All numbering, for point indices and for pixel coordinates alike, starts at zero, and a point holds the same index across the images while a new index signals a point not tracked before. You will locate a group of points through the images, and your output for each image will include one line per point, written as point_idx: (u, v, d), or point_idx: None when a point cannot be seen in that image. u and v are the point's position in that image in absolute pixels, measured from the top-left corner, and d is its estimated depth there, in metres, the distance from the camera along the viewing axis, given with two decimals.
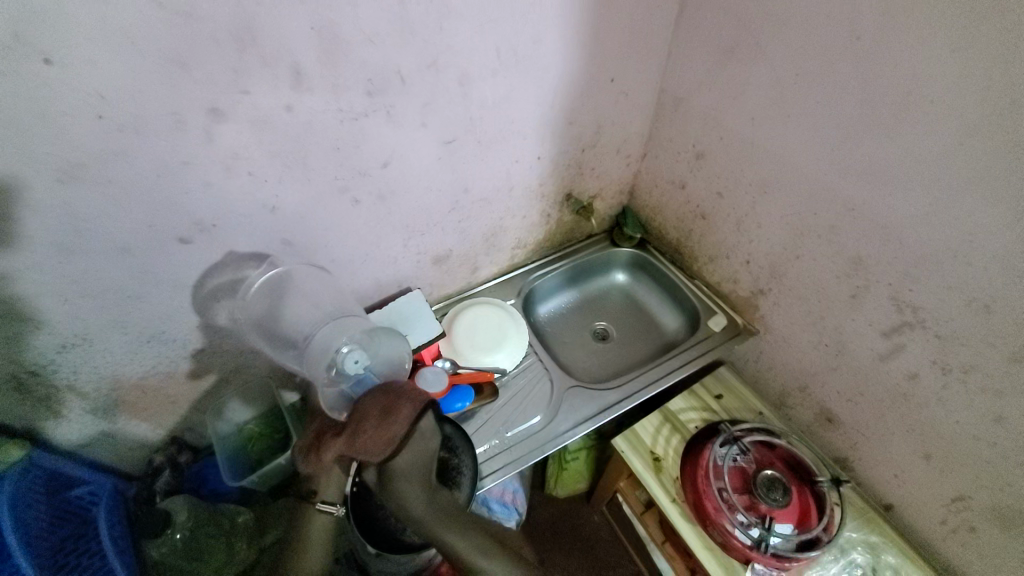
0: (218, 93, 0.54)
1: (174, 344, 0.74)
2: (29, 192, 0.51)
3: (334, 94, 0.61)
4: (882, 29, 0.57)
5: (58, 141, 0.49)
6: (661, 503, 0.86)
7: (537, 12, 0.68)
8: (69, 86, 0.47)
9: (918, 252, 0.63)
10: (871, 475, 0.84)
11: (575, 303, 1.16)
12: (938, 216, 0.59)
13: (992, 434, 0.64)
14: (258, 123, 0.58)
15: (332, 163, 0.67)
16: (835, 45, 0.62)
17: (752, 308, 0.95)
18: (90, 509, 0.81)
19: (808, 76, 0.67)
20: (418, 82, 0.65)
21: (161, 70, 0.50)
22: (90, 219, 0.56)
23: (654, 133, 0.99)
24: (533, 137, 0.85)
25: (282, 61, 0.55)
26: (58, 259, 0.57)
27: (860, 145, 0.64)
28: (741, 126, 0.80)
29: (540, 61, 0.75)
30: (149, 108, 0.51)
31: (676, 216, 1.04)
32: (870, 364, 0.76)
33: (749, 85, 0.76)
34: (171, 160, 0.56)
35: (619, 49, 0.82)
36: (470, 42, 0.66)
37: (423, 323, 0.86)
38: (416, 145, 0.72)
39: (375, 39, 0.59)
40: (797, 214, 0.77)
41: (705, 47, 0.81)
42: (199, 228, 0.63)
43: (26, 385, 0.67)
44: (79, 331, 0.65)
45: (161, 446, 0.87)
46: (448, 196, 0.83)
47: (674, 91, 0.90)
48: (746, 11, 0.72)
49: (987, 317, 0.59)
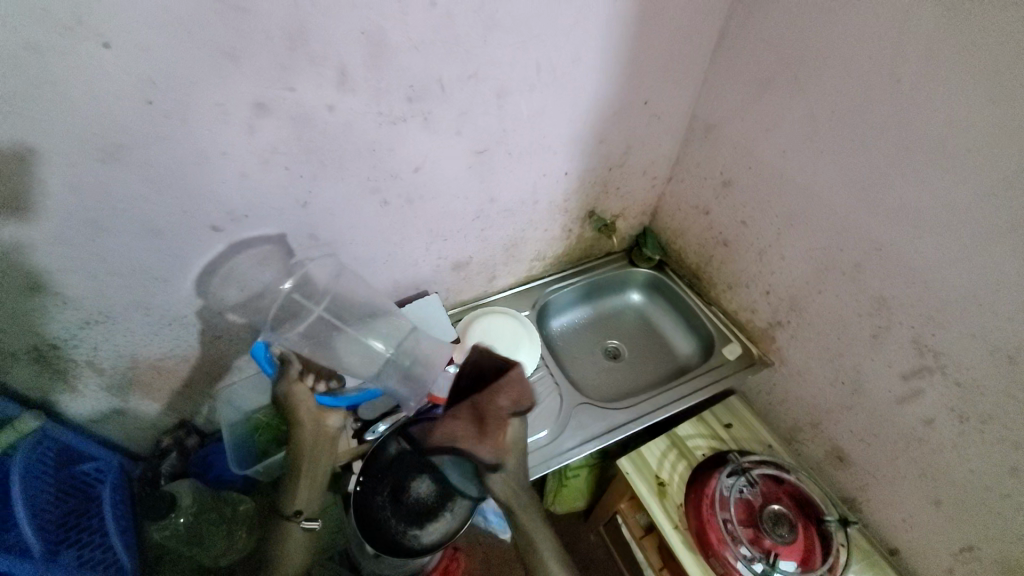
0: (264, 89, 0.55)
1: (193, 328, 0.75)
2: (74, 171, 0.52)
3: (375, 97, 0.62)
4: (923, 74, 0.57)
5: (106, 123, 0.51)
6: (664, 529, 0.86)
7: (578, 31, 0.69)
8: (123, 72, 0.48)
9: (943, 297, 0.63)
10: (879, 519, 0.82)
11: (589, 319, 1.16)
12: (968, 263, 0.59)
13: (1008, 488, 0.62)
14: (299, 119, 0.59)
15: (366, 164, 0.68)
16: (873, 86, 0.63)
17: (768, 339, 0.95)
18: (96, 486, 0.82)
19: (843, 114, 0.67)
20: (457, 91, 0.66)
21: (211, 62, 0.51)
22: (127, 200, 0.57)
23: (682, 157, 1.00)
24: (562, 152, 0.85)
25: (329, 62, 0.56)
26: (92, 236, 0.58)
27: (890, 187, 0.64)
28: (771, 157, 0.81)
29: (576, 79, 0.75)
30: (197, 99, 0.53)
31: (697, 241, 1.04)
32: (886, 406, 0.75)
33: (783, 118, 0.76)
34: (211, 149, 0.57)
35: (654, 72, 0.82)
36: (511, 56, 0.67)
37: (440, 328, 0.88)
38: (449, 152, 0.73)
39: (420, 47, 0.60)
40: (822, 249, 0.77)
41: (740, 77, 0.81)
42: (231, 217, 0.65)
43: (48, 358, 0.68)
44: (103, 309, 0.66)
45: (169, 429, 0.88)
46: (475, 204, 0.83)
47: (706, 118, 0.91)
48: (785, 45, 0.72)
49: (1010, 369, 0.58)
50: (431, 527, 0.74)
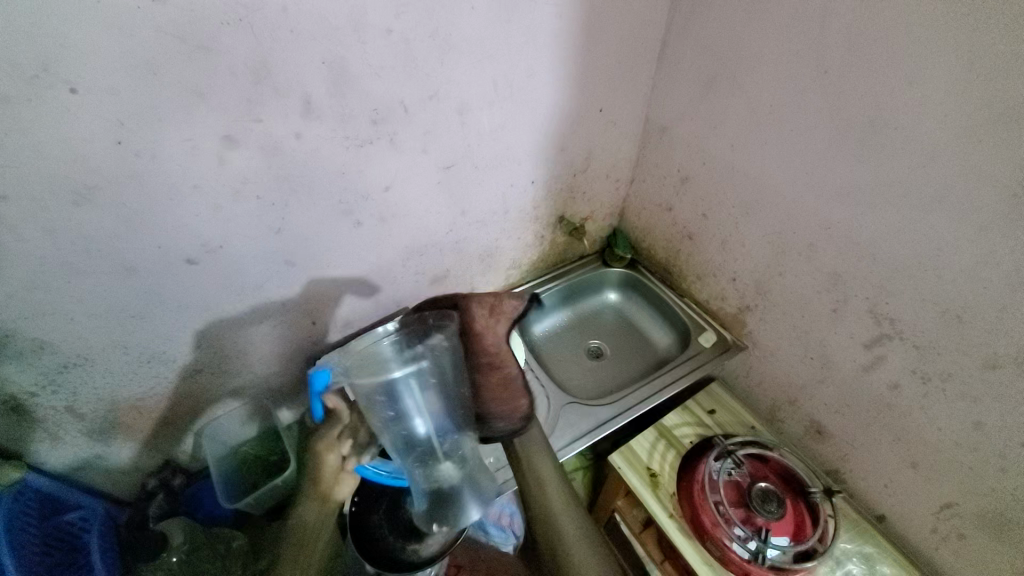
0: (232, 121, 0.57)
1: (173, 363, 0.75)
2: (45, 214, 0.53)
3: (341, 123, 0.64)
4: (845, 63, 0.62)
5: (75, 165, 0.52)
6: (660, 519, 0.87)
7: (530, 48, 0.73)
8: (90, 114, 0.49)
9: (891, 266, 0.67)
10: (863, 487, 0.86)
11: (569, 322, 1.19)
12: (909, 232, 0.63)
13: (973, 440, 0.66)
14: (268, 148, 0.61)
15: (337, 187, 0.70)
16: (804, 78, 0.68)
17: (740, 324, 0.99)
18: (81, 536, 0.79)
19: (781, 105, 0.72)
20: (419, 111, 0.69)
21: (179, 100, 0.53)
22: (100, 239, 0.58)
23: (641, 159, 1.04)
24: (527, 162, 0.89)
25: (293, 92, 0.59)
26: (66, 278, 0.58)
27: (831, 169, 0.69)
28: (722, 152, 0.85)
29: (533, 92, 0.79)
30: (166, 135, 0.54)
31: (665, 237, 1.08)
32: (854, 376, 0.79)
33: (728, 115, 0.81)
34: (182, 183, 0.58)
35: (606, 81, 0.87)
36: (468, 74, 0.70)
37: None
38: (417, 170, 0.76)
39: (381, 72, 0.63)
40: (778, 233, 0.81)
41: (686, 80, 0.86)
42: (205, 249, 0.65)
43: (24, 407, 0.67)
44: (81, 351, 0.65)
45: (152, 470, 0.86)
46: (447, 218, 0.86)
47: (659, 120, 0.96)
48: (722, 47, 0.78)
49: (959, 327, 0.63)
50: (429, 540, 0.72)
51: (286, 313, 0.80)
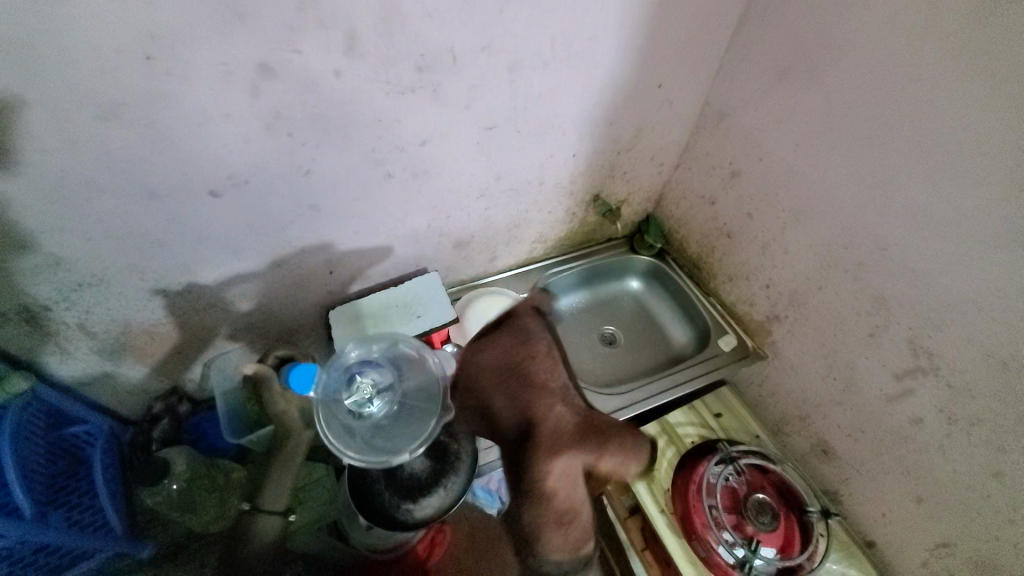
0: (270, 49, 0.53)
1: (187, 294, 0.73)
2: (69, 127, 0.50)
3: (385, 66, 0.60)
4: (945, 72, 0.56)
5: (100, 77, 0.48)
6: (651, 512, 0.88)
7: (597, 8, 0.67)
8: (121, 23, 0.45)
9: (944, 300, 0.63)
10: (858, 511, 0.85)
11: (586, 304, 1.16)
12: (972, 267, 0.59)
13: (987, 487, 0.64)
14: (304, 84, 0.57)
15: (372, 135, 0.66)
16: (895, 82, 0.61)
17: (764, 332, 0.96)
18: (85, 449, 0.81)
19: (859, 109, 0.66)
20: (469, 64, 0.64)
21: (214, 18, 0.48)
22: (124, 160, 0.55)
23: (691, 145, 0.98)
24: (572, 133, 0.84)
25: (339, 24, 0.54)
26: (85, 196, 0.56)
27: (902, 187, 0.64)
28: (783, 150, 0.80)
29: (592, 57, 0.73)
30: (198, 56, 0.50)
31: (701, 231, 1.03)
32: (876, 404, 0.76)
33: (797, 111, 0.75)
34: (211, 111, 0.55)
35: (670, 55, 0.80)
36: (526, 29, 0.64)
37: (438, 307, 0.86)
38: (457, 128, 0.71)
39: (434, 15, 0.57)
40: (826, 246, 0.77)
41: (757, 66, 0.80)
42: (229, 183, 0.62)
43: (37, 319, 0.66)
44: (96, 272, 0.64)
45: (160, 395, 0.87)
46: (480, 182, 0.82)
47: (718, 105, 0.89)
48: (807, 35, 0.70)
49: (1002, 373, 0.59)
50: (424, 503, 0.72)
51: (306, 259, 0.78)
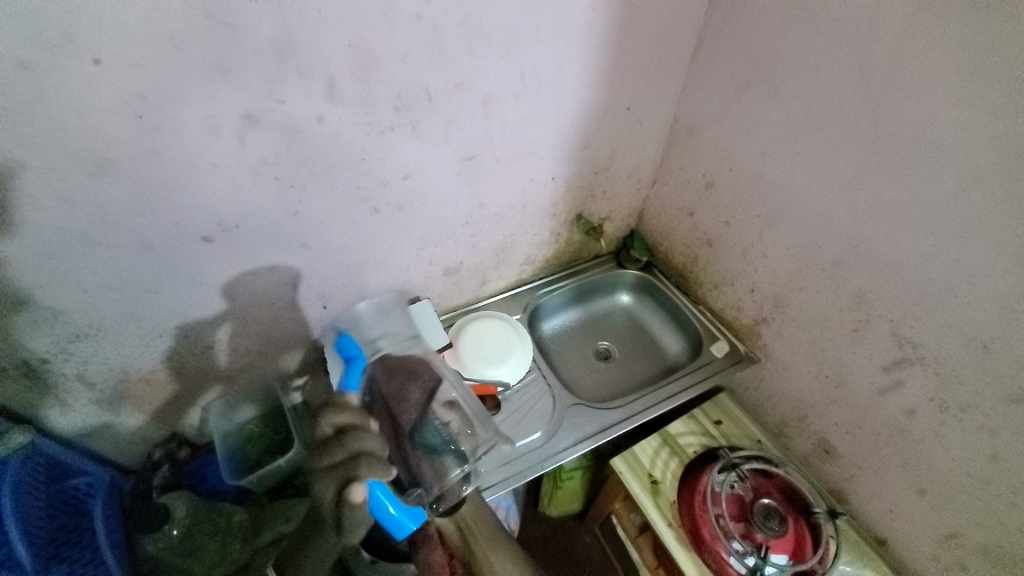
0: (255, 101, 0.56)
1: (184, 338, 0.75)
2: (64, 184, 0.52)
3: (364, 108, 0.63)
4: (891, 76, 0.60)
5: (94, 136, 0.51)
6: (658, 526, 0.86)
7: (561, 41, 0.71)
8: (111, 86, 0.49)
9: (918, 291, 0.65)
10: (867, 510, 0.84)
11: (580, 321, 1.18)
12: (940, 257, 0.61)
13: (986, 472, 0.64)
14: (289, 130, 0.60)
15: (356, 173, 0.69)
16: (846, 88, 0.65)
17: (754, 335, 0.97)
18: (86, 501, 0.80)
19: (816, 117, 0.70)
20: (444, 100, 0.68)
21: (201, 76, 0.52)
22: (119, 212, 0.57)
23: (665, 161, 1.02)
24: (549, 158, 0.87)
25: (318, 73, 0.57)
26: (81, 248, 0.58)
27: (865, 186, 0.67)
28: (750, 159, 0.83)
29: (560, 86, 0.77)
30: (186, 112, 0.53)
31: (683, 242, 1.06)
32: (869, 398, 0.77)
33: (760, 121, 0.79)
34: (201, 161, 0.58)
35: (636, 78, 0.85)
36: (496, 66, 0.68)
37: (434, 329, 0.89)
38: (437, 161, 0.75)
39: (407, 58, 0.61)
40: (803, 248, 0.79)
41: (718, 83, 0.84)
42: (221, 227, 0.65)
43: (37, 372, 0.67)
44: (94, 321, 0.66)
45: (159, 441, 0.88)
46: (464, 210, 0.85)
47: (687, 122, 0.93)
48: (761, 52, 0.75)
49: (982, 357, 0.61)
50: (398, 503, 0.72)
51: (299, 296, 0.80)
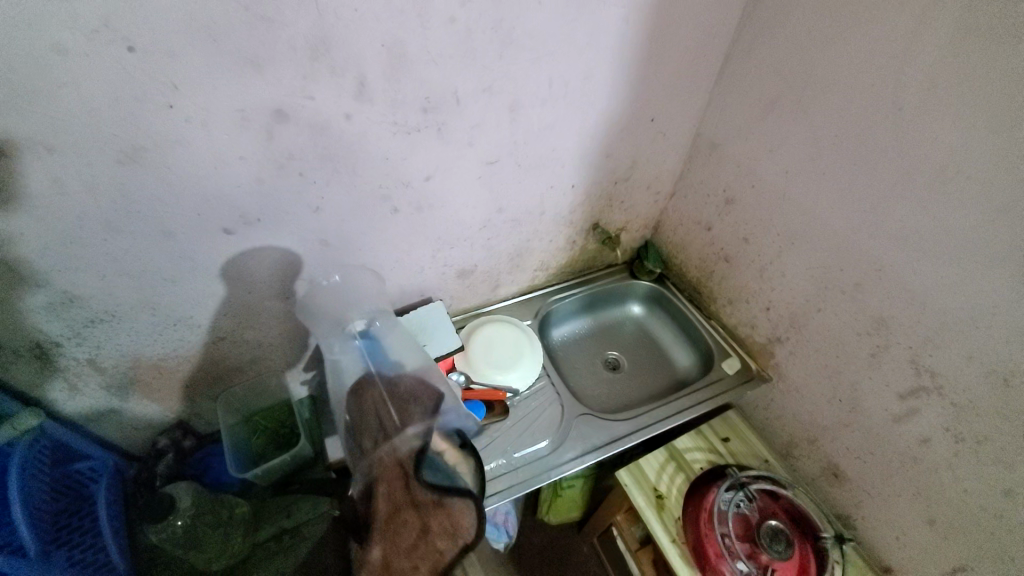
0: (285, 96, 0.56)
1: (196, 329, 0.75)
2: (90, 171, 0.52)
3: (392, 108, 0.63)
4: (922, 102, 0.59)
5: (124, 124, 0.51)
6: (662, 542, 0.86)
7: (591, 51, 0.71)
8: (145, 73, 0.48)
9: (940, 319, 0.64)
10: (875, 537, 0.83)
11: (590, 330, 1.17)
12: (964, 286, 0.60)
13: (999, 507, 0.63)
14: (316, 126, 0.60)
15: (379, 172, 0.69)
16: (877, 111, 0.64)
17: (766, 354, 0.96)
18: (88, 485, 0.79)
19: (845, 138, 0.69)
20: (472, 104, 0.68)
21: (232, 68, 0.51)
22: (143, 200, 0.57)
23: (686, 174, 1.01)
24: (570, 165, 0.87)
25: (349, 72, 0.57)
26: (103, 234, 0.58)
27: (891, 211, 0.66)
28: (774, 177, 0.83)
29: (587, 94, 0.77)
30: (216, 103, 0.53)
31: (699, 256, 1.06)
32: (882, 425, 0.76)
33: (786, 140, 0.78)
34: (227, 154, 0.58)
35: (663, 90, 0.84)
36: (526, 71, 0.68)
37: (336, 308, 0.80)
38: (460, 164, 0.74)
39: (437, 60, 0.61)
40: (823, 269, 0.78)
41: (745, 99, 0.83)
42: (242, 220, 0.65)
43: (49, 355, 0.67)
44: (109, 308, 0.65)
45: (165, 429, 0.86)
46: (483, 214, 0.85)
47: (710, 136, 0.93)
48: (791, 70, 0.74)
49: (1003, 390, 0.60)
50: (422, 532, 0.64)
51: (314, 291, 0.80)
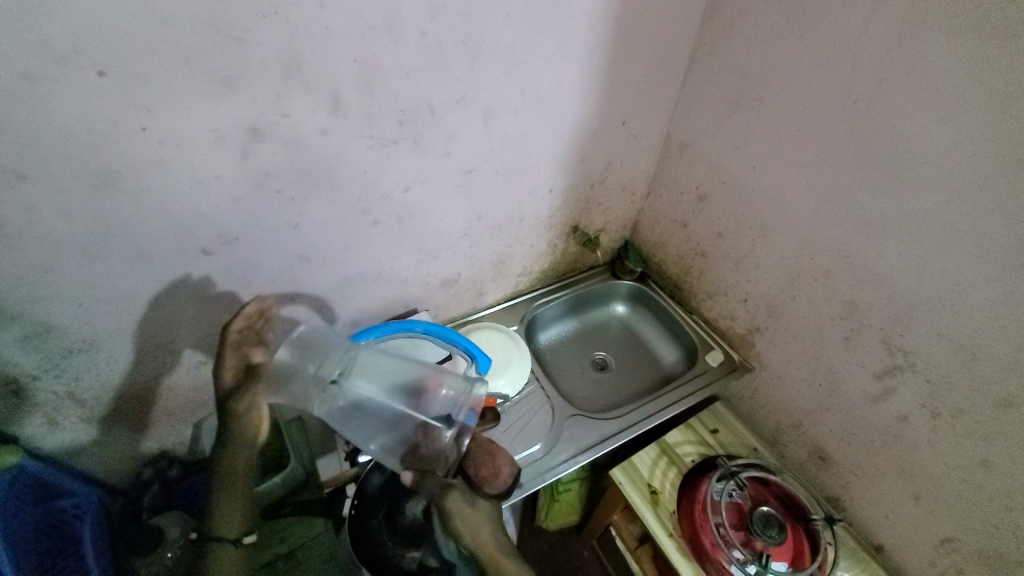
0: (260, 114, 0.56)
1: (179, 353, 0.73)
2: (62, 198, 0.52)
3: (368, 122, 0.64)
4: (874, 94, 0.62)
5: (97, 148, 0.51)
6: (658, 536, 0.86)
7: (559, 59, 0.73)
8: (116, 96, 0.48)
9: (907, 299, 0.67)
10: (865, 517, 0.85)
11: (576, 332, 1.19)
12: (927, 266, 0.64)
13: (979, 477, 0.66)
14: (292, 143, 0.61)
15: (357, 186, 0.69)
16: (834, 104, 0.67)
17: (748, 344, 0.99)
18: (74, 523, 0.76)
19: (806, 131, 0.72)
20: (446, 114, 0.69)
21: (206, 89, 0.52)
22: (118, 225, 0.57)
23: (659, 174, 1.04)
24: (547, 170, 0.88)
25: (324, 88, 0.58)
26: (78, 262, 0.57)
27: (854, 199, 0.69)
28: (742, 172, 0.86)
29: (558, 101, 0.79)
30: (192, 123, 0.53)
31: (677, 253, 1.08)
32: (862, 405, 0.78)
33: (751, 136, 0.81)
34: (204, 174, 0.58)
35: (631, 93, 0.87)
36: (498, 81, 0.70)
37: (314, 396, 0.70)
38: (437, 174, 0.75)
39: (411, 74, 0.62)
40: (795, 258, 0.81)
41: (710, 99, 0.87)
42: (222, 239, 0.65)
43: (24, 390, 0.65)
44: (87, 337, 0.64)
45: (150, 459, 0.85)
46: (463, 222, 0.86)
47: (680, 136, 0.96)
48: (751, 70, 0.78)
49: (971, 363, 0.63)
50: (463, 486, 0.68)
51: (297, 309, 0.80)
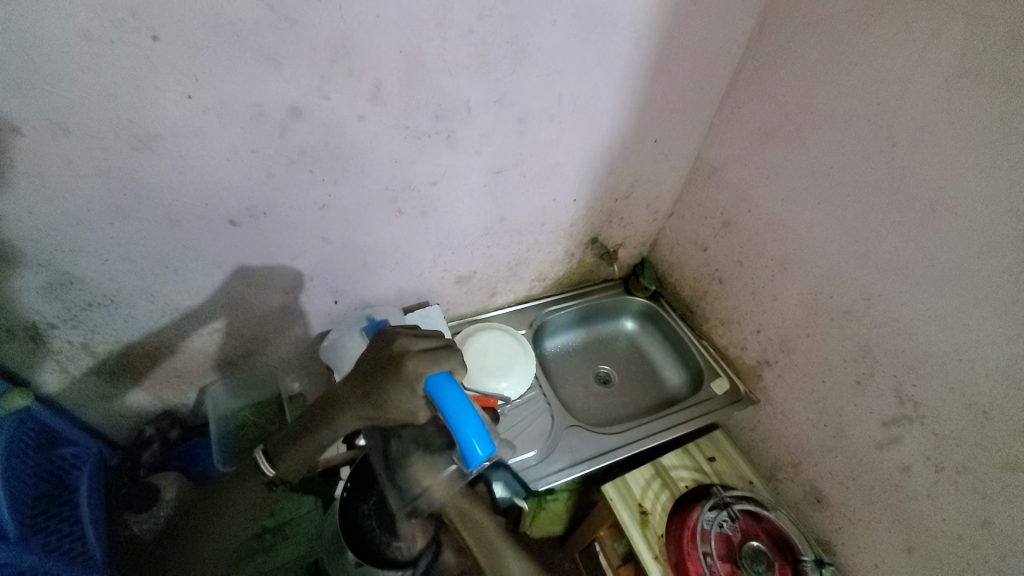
0: (302, 94, 0.57)
1: (194, 319, 0.75)
2: (102, 155, 0.53)
3: (405, 113, 0.64)
4: (914, 141, 0.62)
5: (143, 111, 0.52)
6: (644, 559, 0.86)
7: (600, 72, 0.74)
8: (167, 63, 0.50)
9: (923, 349, 0.66)
10: (854, 564, 0.84)
11: (583, 343, 1.19)
12: (948, 319, 0.63)
13: (977, 539, 0.65)
14: (329, 126, 0.61)
15: (386, 175, 0.70)
16: (873, 145, 0.67)
17: (755, 376, 0.98)
18: (72, 472, 0.78)
19: (840, 169, 0.72)
20: (481, 115, 0.69)
21: (253, 64, 0.53)
22: (153, 187, 0.58)
23: (684, 196, 1.04)
24: (573, 179, 0.89)
25: (367, 76, 0.59)
26: (110, 219, 0.58)
27: (880, 242, 0.69)
28: (770, 203, 0.85)
29: (594, 113, 0.79)
30: (236, 96, 0.54)
31: (694, 276, 1.08)
32: (865, 451, 0.77)
33: (783, 168, 0.81)
34: (241, 147, 0.59)
35: (667, 112, 0.87)
36: (536, 86, 0.70)
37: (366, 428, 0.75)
38: (465, 171, 0.76)
39: (453, 71, 0.63)
40: (814, 295, 0.80)
41: (746, 127, 0.86)
42: (249, 213, 0.66)
43: (42, 336, 0.67)
44: (109, 292, 0.66)
45: (152, 418, 0.86)
46: (485, 222, 0.86)
47: (710, 160, 0.96)
48: (791, 103, 0.77)
49: (983, 423, 0.61)
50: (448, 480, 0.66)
51: (313, 289, 0.81)
